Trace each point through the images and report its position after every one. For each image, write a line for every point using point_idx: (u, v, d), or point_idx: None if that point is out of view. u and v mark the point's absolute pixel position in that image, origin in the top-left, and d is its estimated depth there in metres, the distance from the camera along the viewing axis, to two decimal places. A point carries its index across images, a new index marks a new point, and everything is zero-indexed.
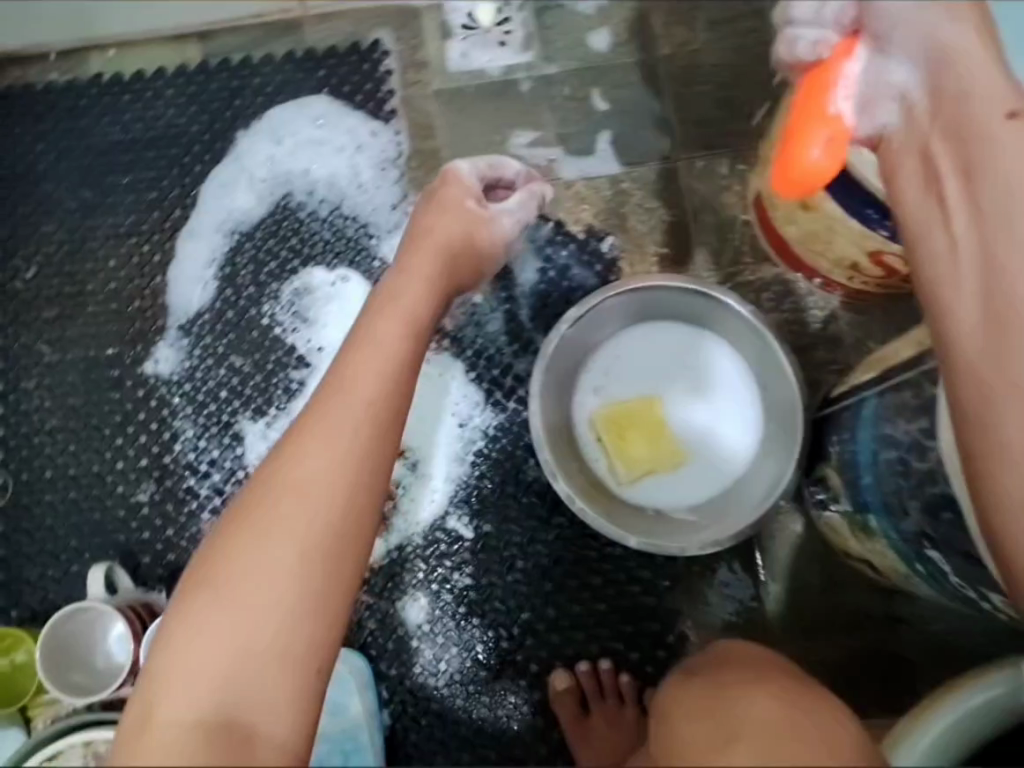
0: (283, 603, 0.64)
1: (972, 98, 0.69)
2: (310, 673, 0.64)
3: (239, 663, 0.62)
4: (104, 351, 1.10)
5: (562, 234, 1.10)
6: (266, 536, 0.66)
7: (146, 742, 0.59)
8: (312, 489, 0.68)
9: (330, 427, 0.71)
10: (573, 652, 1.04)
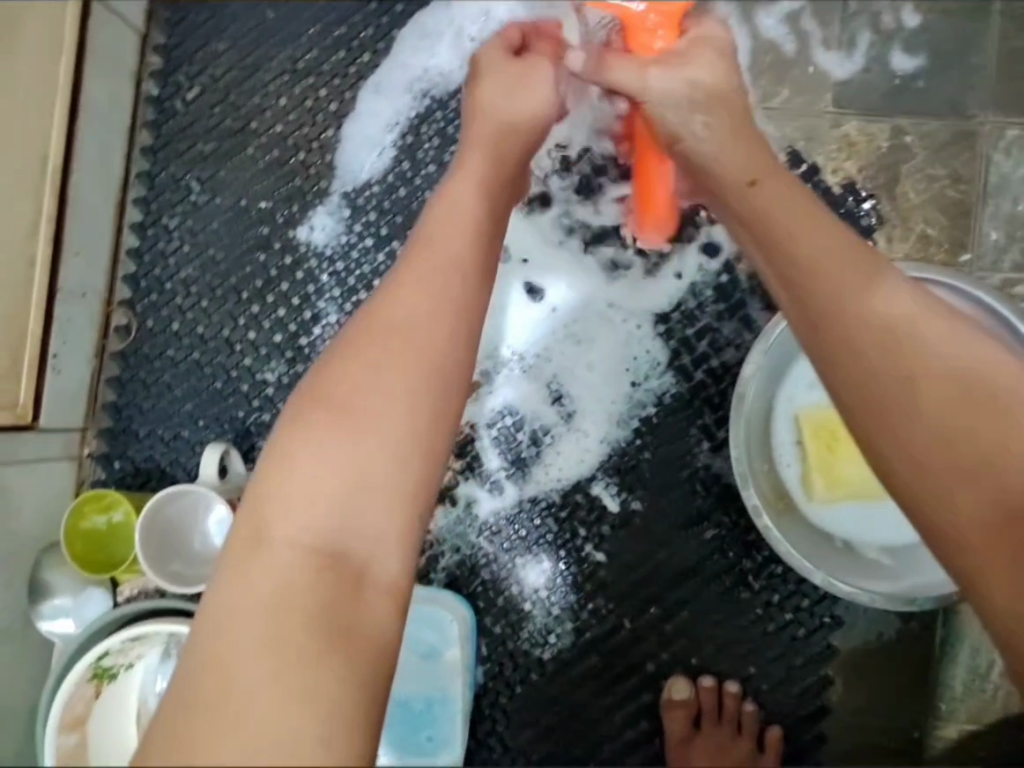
0: (396, 438, 0.54)
1: (740, 187, 0.68)
2: (421, 512, 0.55)
3: (350, 494, 0.52)
4: (256, 204, 0.97)
5: (814, 181, 0.91)
6: (376, 364, 0.55)
7: (260, 566, 0.50)
8: (427, 318, 0.57)
9: (427, 254, 0.60)
10: (699, 662, 0.92)
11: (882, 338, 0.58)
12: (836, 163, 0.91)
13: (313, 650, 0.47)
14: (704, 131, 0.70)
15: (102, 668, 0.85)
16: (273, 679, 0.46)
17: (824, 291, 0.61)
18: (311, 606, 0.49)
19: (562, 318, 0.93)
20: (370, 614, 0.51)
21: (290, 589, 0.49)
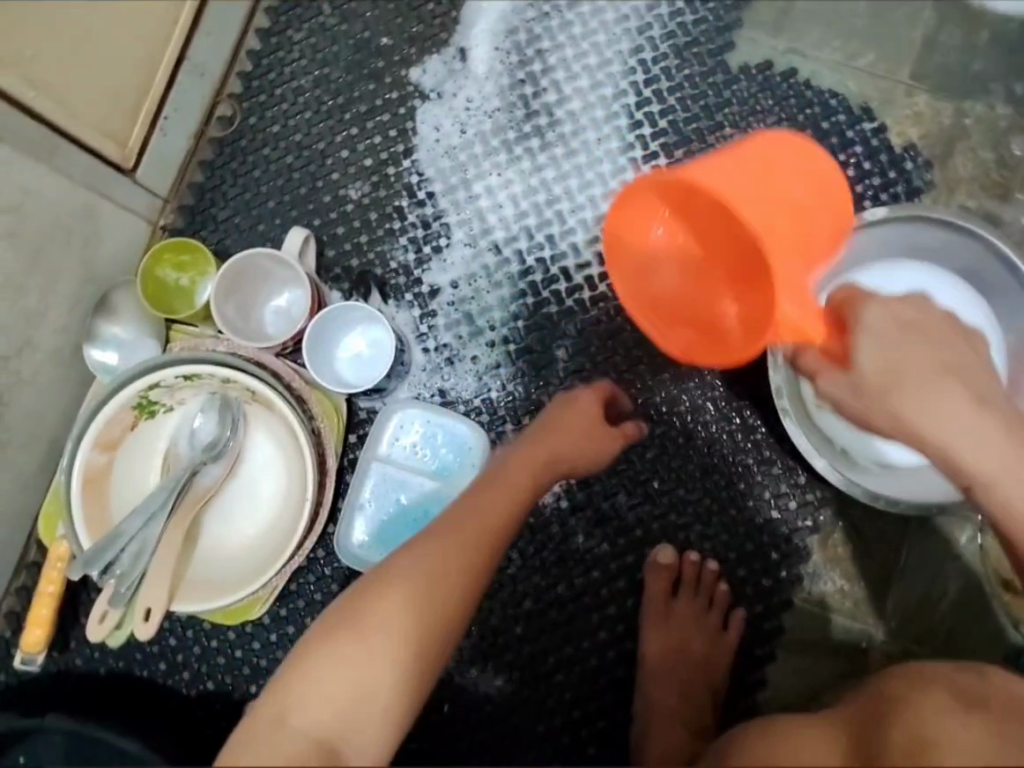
0: (407, 645, 0.62)
1: (936, 400, 0.70)
2: (398, 714, 0.60)
3: (355, 707, 0.58)
4: (378, 38, 1.04)
5: (880, 138, 1.01)
6: (397, 603, 0.64)
7: (267, 742, 0.54)
8: (437, 575, 0.67)
9: (456, 527, 0.72)
10: (686, 538, 1.00)
11: None
12: (902, 129, 1.01)
13: None
14: (892, 343, 0.70)
15: (149, 400, 0.90)
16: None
17: None
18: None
19: None
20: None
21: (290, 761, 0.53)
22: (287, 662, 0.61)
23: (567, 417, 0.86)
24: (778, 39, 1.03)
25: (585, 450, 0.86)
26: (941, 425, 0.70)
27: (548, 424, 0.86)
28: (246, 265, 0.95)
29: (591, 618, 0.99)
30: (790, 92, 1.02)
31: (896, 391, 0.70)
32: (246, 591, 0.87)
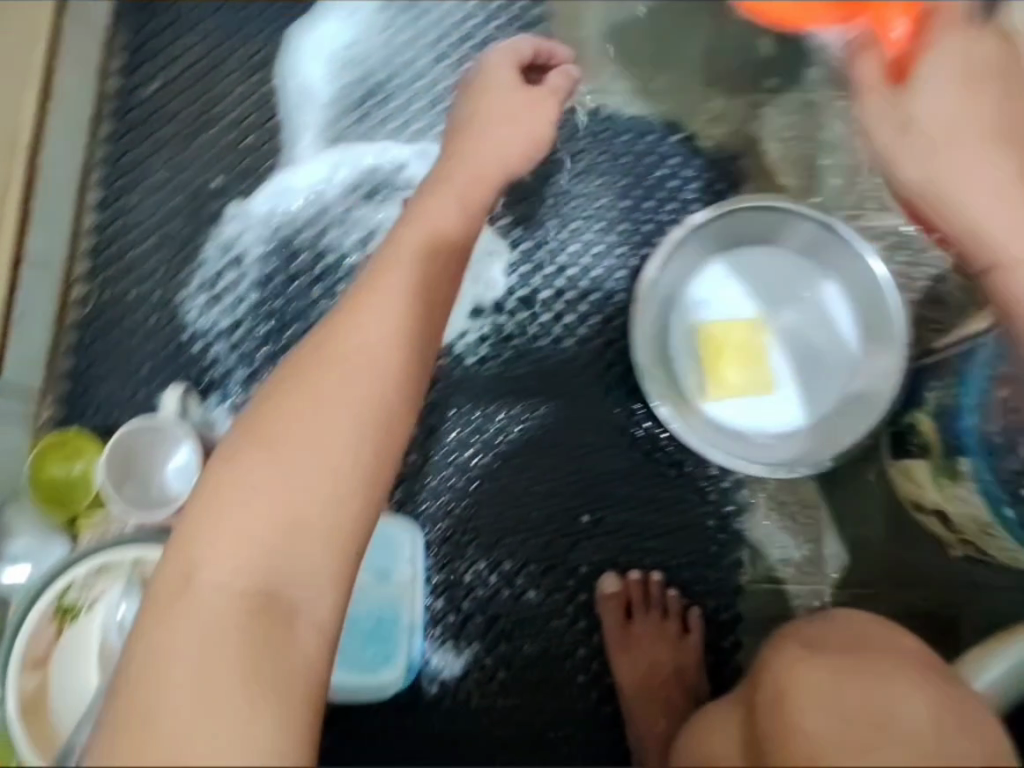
0: (336, 480, 0.59)
1: (994, 129, 0.79)
2: (331, 569, 0.59)
3: (287, 533, 0.57)
4: (207, 182, 1.06)
5: (691, 147, 1.09)
6: (323, 425, 0.61)
7: (181, 610, 0.55)
8: (384, 377, 0.63)
9: (381, 300, 0.66)
10: (627, 560, 1.03)
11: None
12: (708, 133, 1.09)
13: (241, 680, 0.53)
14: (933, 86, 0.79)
15: (65, 604, 0.89)
16: (216, 721, 0.51)
17: None
18: (241, 644, 0.54)
19: (488, 262, 1.07)
20: (299, 653, 0.56)
21: (215, 627, 0.54)
22: (198, 498, 0.59)
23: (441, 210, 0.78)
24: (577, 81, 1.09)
25: (508, 144, 0.87)
26: (960, 169, 0.79)
27: (399, 264, 0.70)
28: (126, 445, 0.97)
29: (566, 665, 1.02)
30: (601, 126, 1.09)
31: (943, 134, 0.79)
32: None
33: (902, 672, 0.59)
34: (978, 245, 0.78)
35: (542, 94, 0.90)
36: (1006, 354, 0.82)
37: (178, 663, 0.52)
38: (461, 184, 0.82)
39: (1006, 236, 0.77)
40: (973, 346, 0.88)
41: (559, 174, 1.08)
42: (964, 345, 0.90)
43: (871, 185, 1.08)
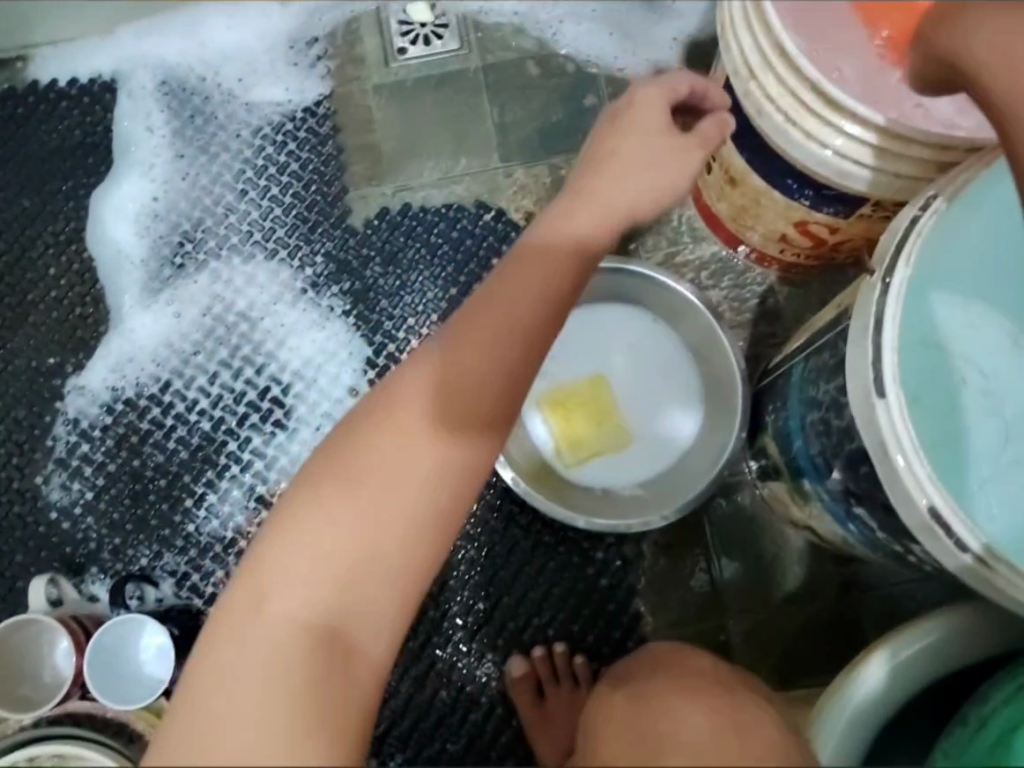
0: (419, 521, 0.59)
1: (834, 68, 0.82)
2: (394, 612, 0.59)
3: (362, 572, 0.57)
4: (46, 362, 1.10)
5: (504, 221, 1.12)
6: (410, 462, 0.60)
7: (250, 633, 0.55)
8: (480, 407, 0.62)
9: (487, 314, 0.65)
10: (530, 638, 1.04)
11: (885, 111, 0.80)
12: (517, 204, 1.13)
13: (296, 714, 0.52)
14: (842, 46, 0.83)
15: None
16: (268, 749, 0.50)
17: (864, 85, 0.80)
18: (298, 675, 0.53)
19: (333, 381, 1.10)
20: (354, 691, 0.55)
21: (279, 653, 0.54)
22: (278, 516, 0.60)
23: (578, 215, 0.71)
24: (383, 184, 1.14)
25: (650, 191, 0.74)
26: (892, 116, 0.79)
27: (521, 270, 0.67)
28: (3, 650, 0.95)
29: (491, 756, 1.01)
30: (414, 222, 1.13)
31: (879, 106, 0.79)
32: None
33: (680, 695, 0.54)
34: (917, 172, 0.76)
35: (678, 163, 0.75)
36: (811, 377, 0.82)
37: (234, 685, 0.52)
38: (601, 198, 0.73)
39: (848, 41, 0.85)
40: (789, 370, 0.88)
41: (383, 276, 1.12)
42: (785, 365, 0.91)
43: (681, 217, 1.08)
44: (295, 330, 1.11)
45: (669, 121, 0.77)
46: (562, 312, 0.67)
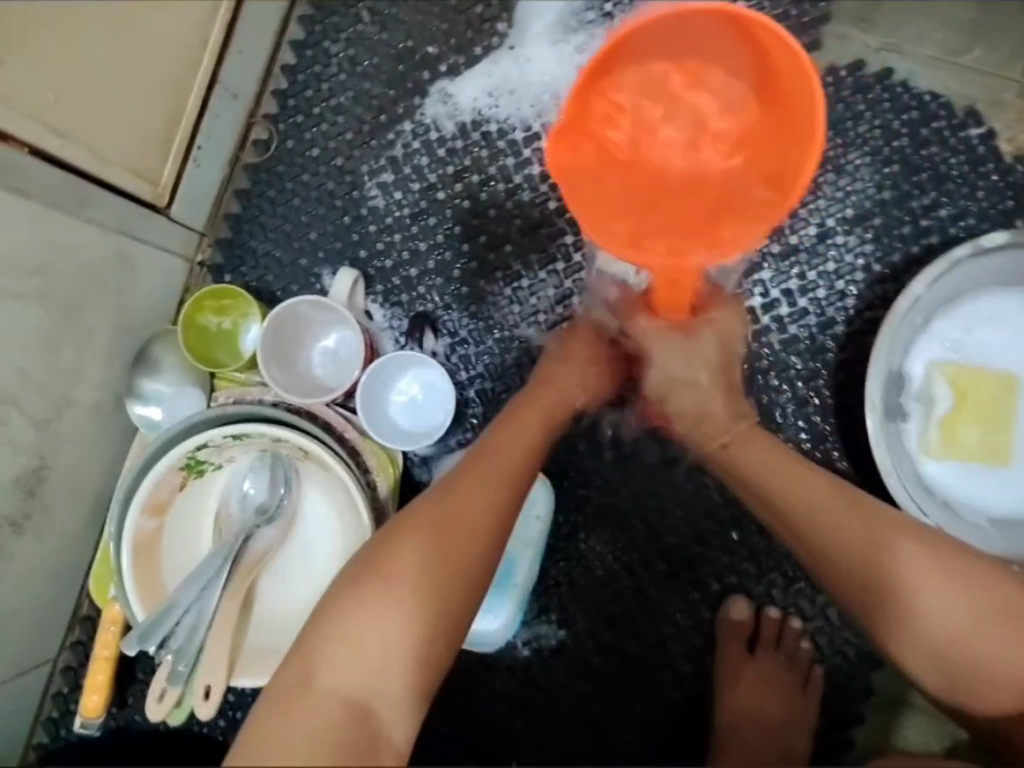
0: (438, 610, 0.59)
1: (701, 415, 0.78)
2: (416, 690, 0.57)
3: (388, 654, 0.56)
4: (422, 46, 0.95)
5: (988, 147, 0.90)
6: (431, 569, 0.60)
7: (294, 712, 0.52)
8: (478, 515, 0.64)
9: (485, 459, 0.70)
10: (766, 593, 0.93)
11: (807, 503, 0.70)
12: (1013, 133, 0.90)
13: None
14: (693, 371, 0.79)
15: (196, 461, 0.82)
16: None
17: (808, 499, 0.70)
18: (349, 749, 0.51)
19: None
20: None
21: (316, 731, 0.51)
22: (308, 627, 0.58)
23: (557, 390, 0.80)
24: (868, 35, 0.91)
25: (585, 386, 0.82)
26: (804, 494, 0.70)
27: (516, 429, 0.74)
28: (288, 319, 0.87)
29: (665, 676, 0.93)
30: (883, 96, 0.91)
31: (694, 419, 0.79)
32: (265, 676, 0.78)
33: None
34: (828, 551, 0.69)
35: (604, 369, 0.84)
36: None
37: None
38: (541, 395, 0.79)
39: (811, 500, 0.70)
40: None
41: None
42: None
43: None
44: None
45: (609, 342, 0.85)
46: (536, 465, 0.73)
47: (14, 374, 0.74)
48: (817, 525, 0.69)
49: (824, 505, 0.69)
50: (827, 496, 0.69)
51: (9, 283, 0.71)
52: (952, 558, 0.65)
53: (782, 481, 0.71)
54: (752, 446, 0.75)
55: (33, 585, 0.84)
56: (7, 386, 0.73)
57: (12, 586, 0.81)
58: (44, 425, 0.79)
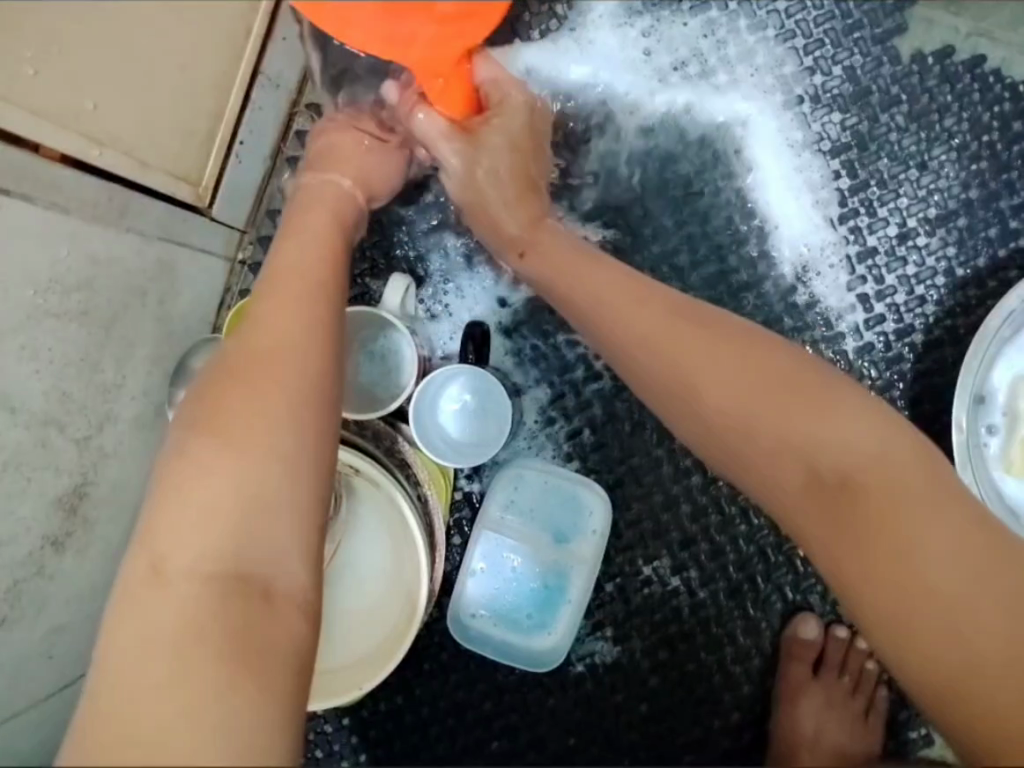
0: (288, 443, 0.53)
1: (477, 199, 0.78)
2: (301, 525, 0.53)
3: (249, 505, 0.51)
4: None
5: None
6: (261, 406, 0.54)
7: (157, 603, 0.48)
8: (289, 329, 0.58)
9: (286, 277, 0.61)
10: (833, 611, 0.90)
11: (645, 330, 0.66)
12: None
13: (211, 658, 0.47)
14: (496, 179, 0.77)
15: None
16: (189, 711, 0.45)
17: (647, 331, 0.66)
18: (215, 639, 0.48)
19: (776, 225, 0.86)
20: (279, 634, 0.50)
21: (185, 610, 0.48)
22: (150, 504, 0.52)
23: (334, 191, 0.73)
24: (961, 19, 0.84)
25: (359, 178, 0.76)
26: (640, 326, 0.66)
27: (302, 235, 0.67)
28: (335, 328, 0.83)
29: (722, 696, 0.90)
30: (974, 85, 0.84)
31: (568, 268, 0.72)
32: (356, 689, 0.80)
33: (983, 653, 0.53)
34: (668, 380, 0.64)
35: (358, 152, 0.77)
36: None
37: (136, 675, 0.46)
38: (323, 207, 0.72)
39: (643, 325, 0.66)
40: None
41: (904, 134, 0.85)
42: None
43: None
44: (759, 140, 0.86)
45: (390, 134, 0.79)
46: (339, 268, 0.65)
47: (53, 396, 0.70)
48: (635, 357, 0.66)
49: (657, 333, 0.65)
50: (652, 319, 0.66)
51: (48, 303, 0.67)
52: (787, 376, 0.61)
53: (586, 294, 0.70)
54: (555, 248, 0.74)
55: (76, 603, 0.82)
56: (48, 409, 0.70)
57: (55, 606, 0.79)
58: (84, 444, 0.75)
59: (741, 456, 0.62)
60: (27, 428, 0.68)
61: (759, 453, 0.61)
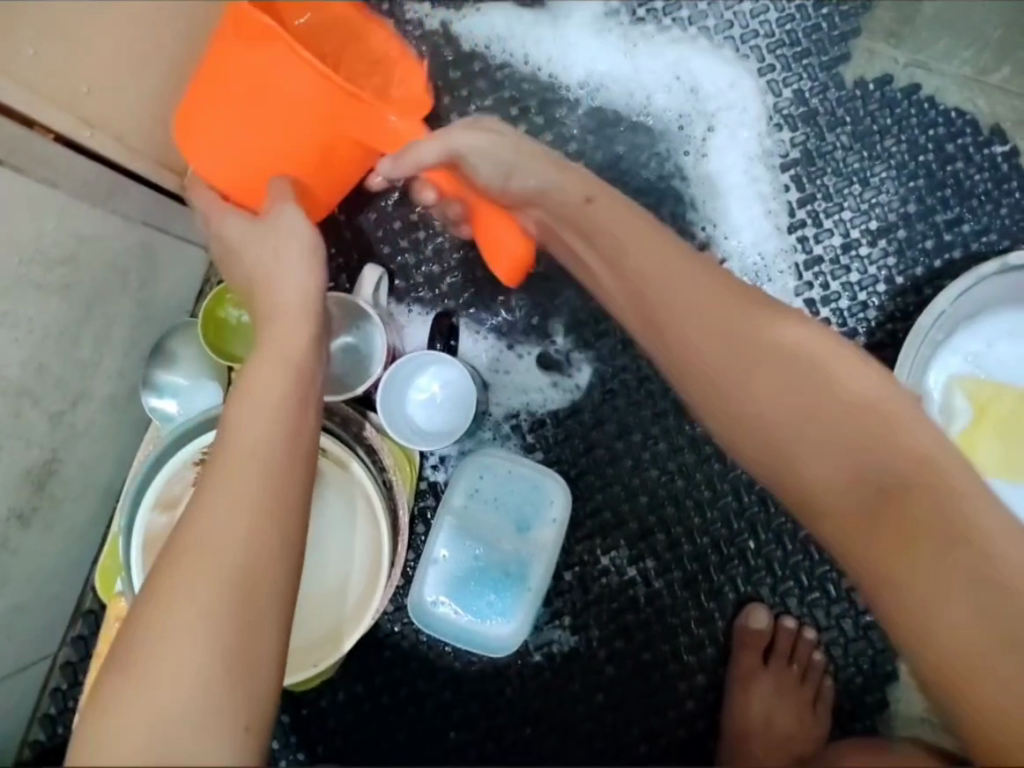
0: (234, 606, 0.48)
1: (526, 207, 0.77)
2: (238, 712, 0.46)
3: (179, 691, 0.45)
4: (454, 44, 0.94)
5: (1012, 164, 0.90)
6: (211, 570, 0.49)
7: None
8: (255, 473, 0.54)
9: (251, 415, 0.58)
10: (783, 603, 0.93)
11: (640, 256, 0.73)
12: None
13: None
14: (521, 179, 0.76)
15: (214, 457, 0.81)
16: None
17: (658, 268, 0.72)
18: None
19: (731, 233, 0.92)
20: None
21: None
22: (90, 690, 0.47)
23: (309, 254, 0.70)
24: (898, 50, 0.92)
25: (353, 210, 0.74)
26: (646, 260, 0.72)
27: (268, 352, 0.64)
28: None
29: (677, 685, 0.92)
30: (910, 110, 0.92)
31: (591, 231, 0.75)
32: (311, 667, 0.80)
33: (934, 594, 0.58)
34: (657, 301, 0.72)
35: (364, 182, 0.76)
36: None
37: None
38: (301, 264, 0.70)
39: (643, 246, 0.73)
40: None
41: (847, 152, 0.92)
42: None
43: None
44: (715, 154, 0.92)
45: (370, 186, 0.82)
46: (310, 397, 0.62)
47: (31, 366, 0.72)
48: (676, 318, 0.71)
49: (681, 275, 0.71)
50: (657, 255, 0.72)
51: (31, 274, 0.69)
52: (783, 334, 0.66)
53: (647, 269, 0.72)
54: (613, 216, 0.74)
55: (40, 580, 0.83)
56: (24, 378, 0.72)
57: (19, 581, 0.80)
58: (58, 418, 0.77)
59: (721, 381, 0.69)
60: (4, 395, 0.70)
61: (737, 378, 0.68)
